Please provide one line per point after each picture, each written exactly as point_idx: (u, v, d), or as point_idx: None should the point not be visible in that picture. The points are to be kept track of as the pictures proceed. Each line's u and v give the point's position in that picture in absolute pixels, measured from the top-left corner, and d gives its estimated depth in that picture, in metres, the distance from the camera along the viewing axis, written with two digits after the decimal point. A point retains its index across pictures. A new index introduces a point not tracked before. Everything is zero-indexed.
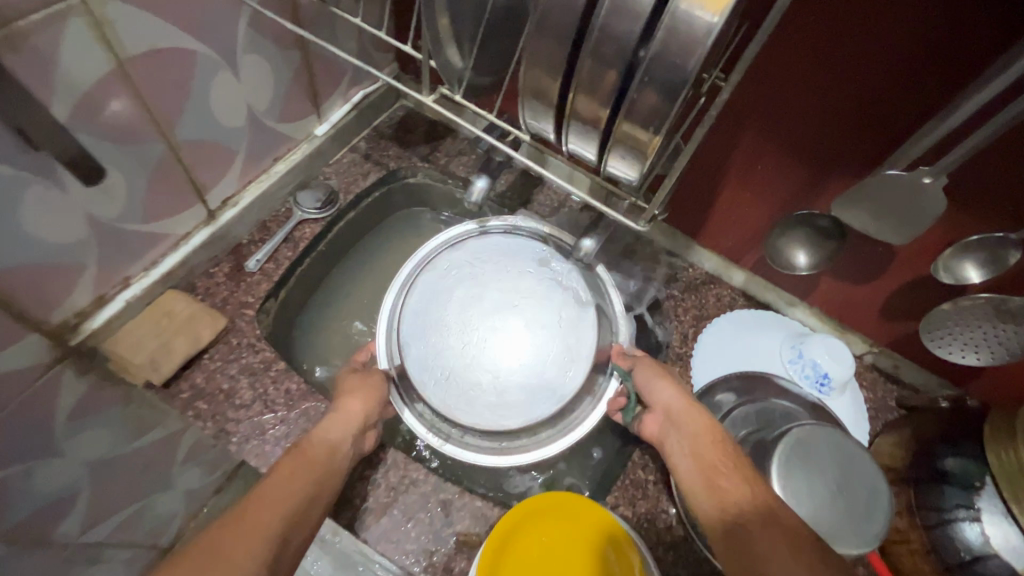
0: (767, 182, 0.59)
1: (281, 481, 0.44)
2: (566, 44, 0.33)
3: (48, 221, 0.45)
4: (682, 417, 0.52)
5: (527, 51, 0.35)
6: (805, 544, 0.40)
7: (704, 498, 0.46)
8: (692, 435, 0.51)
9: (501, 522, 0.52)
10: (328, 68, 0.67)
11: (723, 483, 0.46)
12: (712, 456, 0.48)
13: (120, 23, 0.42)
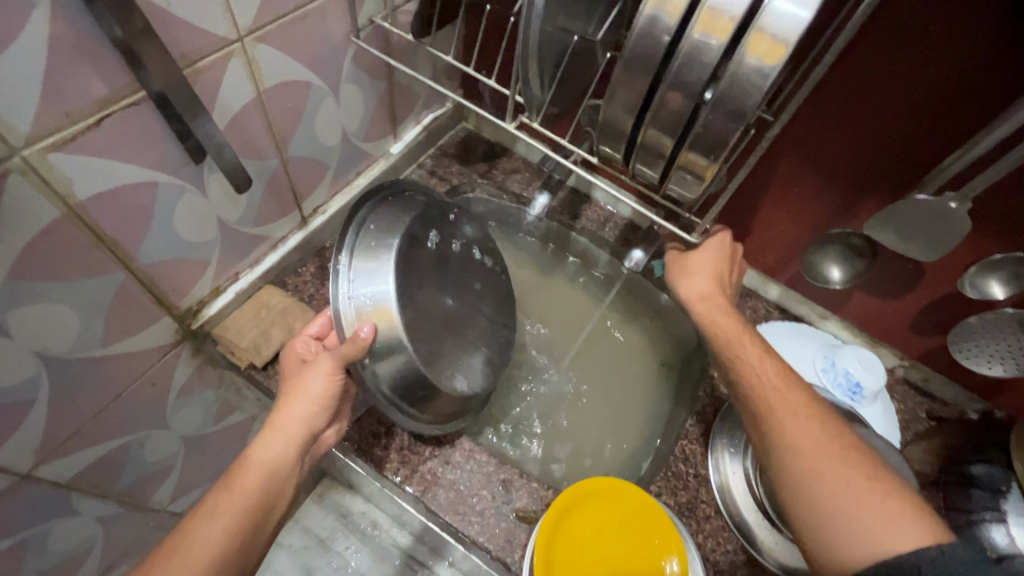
0: (803, 204, 0.65)
1: (209, 523, 0.47)
2: (645, 85, 0.40)
3: (190, 222, 0.53)
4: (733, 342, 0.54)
5: (610, 90, 0.42)
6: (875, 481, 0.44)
7: (781, 448, 0.47)
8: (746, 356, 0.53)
9: (574, 487, 0.60)
10: (407, 94, 0.76)
11: (795, 421, 0.47)
12: (759, 370, 0.52)
13: (263, 61, 0.50)
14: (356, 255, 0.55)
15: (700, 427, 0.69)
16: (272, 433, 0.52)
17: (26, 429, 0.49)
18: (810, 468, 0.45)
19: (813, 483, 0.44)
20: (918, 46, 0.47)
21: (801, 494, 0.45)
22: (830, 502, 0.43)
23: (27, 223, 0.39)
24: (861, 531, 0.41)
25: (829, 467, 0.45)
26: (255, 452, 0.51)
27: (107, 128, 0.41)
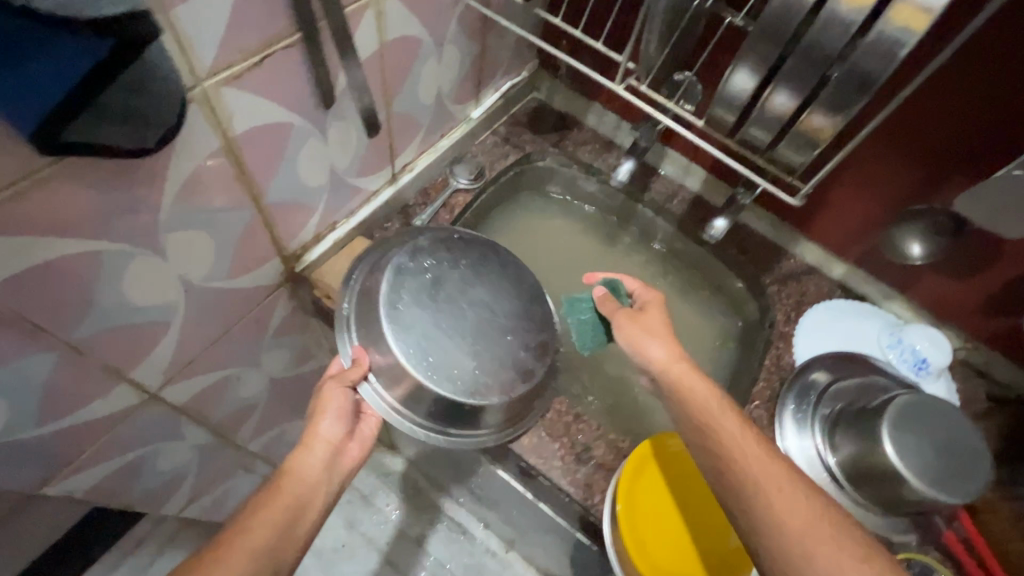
0: (884, 181, 0.67)
1: (252, 527, 0.45)
2: (779, 45, 0.42)
3: (309, 166, 0.56)
4: (689, 380, 0.52)
5: (743, 50, 0.44)
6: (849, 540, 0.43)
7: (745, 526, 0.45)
8: (704, 398, 0.51)
9: (652, 437, 0.62)
10: (493, 59, 0.78)
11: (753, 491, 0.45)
12: (720, 410, 0.50)
13: (392, 15, 0.53)
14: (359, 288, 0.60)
15: (767, 392, 0.72)
16: (308, 450, 0.53)
17: (161, 350, 0.52)
18: (771, 500, 0.45)
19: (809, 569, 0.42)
20: None
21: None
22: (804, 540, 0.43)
23: (195, 152, 0.42)
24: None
25: (785, 499, 0.45)
26: (293, 465, 0.51)
27: (266, 67, 0.43)
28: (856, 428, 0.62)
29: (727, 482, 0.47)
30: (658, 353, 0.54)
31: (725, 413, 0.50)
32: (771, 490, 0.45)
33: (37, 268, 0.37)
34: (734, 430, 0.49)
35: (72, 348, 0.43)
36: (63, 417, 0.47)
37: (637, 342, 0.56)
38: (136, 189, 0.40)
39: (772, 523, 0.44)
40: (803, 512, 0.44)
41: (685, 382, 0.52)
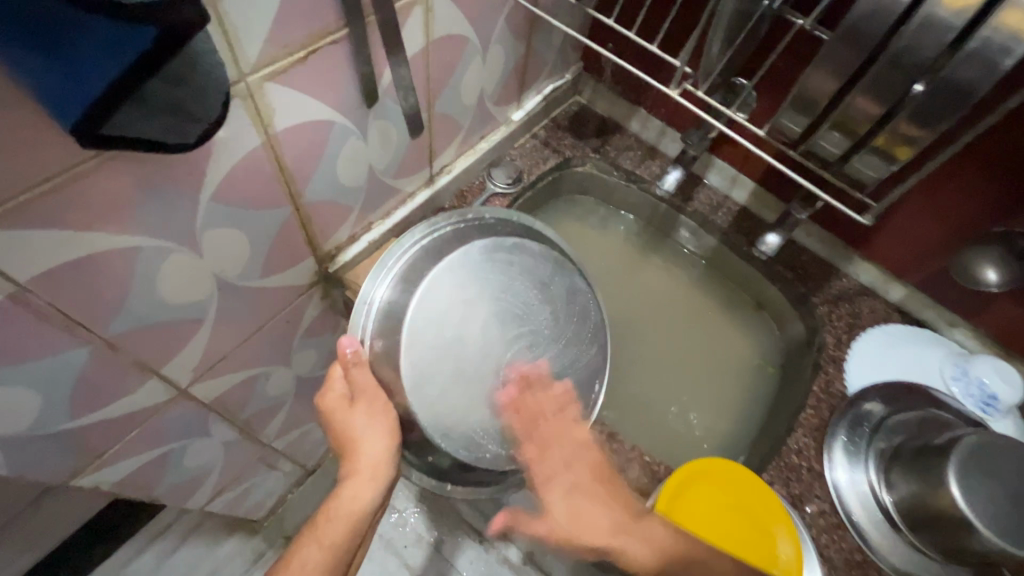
0: (961, 197, 0.61)
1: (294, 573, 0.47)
2: (862, 53, 0.39)
3: (345, 165, 0.54)
4: (551, 507, 0.49)
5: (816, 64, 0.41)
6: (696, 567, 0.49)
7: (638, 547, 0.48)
8: (534, 521, 0.49)
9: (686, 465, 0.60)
10: (537, 61, 0.75)
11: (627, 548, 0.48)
12: (537, 467, 0.51)
13: (438, 12, 0.51)
14: (397, 280, 0.52)
15: (814, 420, 0.66)
16: (353, 476, 0.50)
17: (191, 348, 0.52)
18: (624, 543, 0.48)
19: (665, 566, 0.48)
20: None
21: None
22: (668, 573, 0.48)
23: (234, 150, 0.41)
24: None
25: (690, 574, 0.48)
26: (338, 494, 0.50)
27: (312, 62, 0.42)
28: (915, 467, 0.58)
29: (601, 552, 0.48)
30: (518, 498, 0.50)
31: (561, 505, 0.49)
32: (625, 543, 0.48)
33: (75, 261, 0.36)
34: (605, 520, 0.48)
35: (107, 343, 0.43)
36: (95, 409, 0.46)
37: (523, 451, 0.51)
38: (177, 183, 0.38)
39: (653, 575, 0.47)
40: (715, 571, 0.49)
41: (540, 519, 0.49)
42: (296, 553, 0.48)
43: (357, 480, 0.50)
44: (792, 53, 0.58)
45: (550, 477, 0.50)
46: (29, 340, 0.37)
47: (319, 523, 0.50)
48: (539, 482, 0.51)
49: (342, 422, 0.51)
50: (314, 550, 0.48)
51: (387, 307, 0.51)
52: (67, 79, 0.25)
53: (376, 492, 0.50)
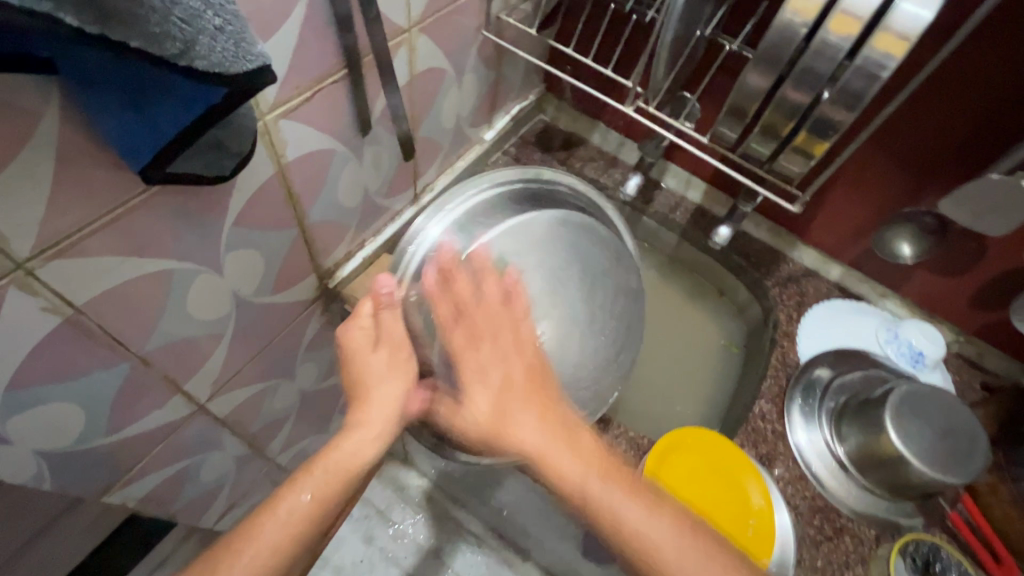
0: (876, 184, 0.71)
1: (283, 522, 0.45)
2: (777, 68, 0.47)
3: (342, 188, 0.60)
4: (557, 459, 0.45)
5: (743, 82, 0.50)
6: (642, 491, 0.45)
7: (603, 485, 0.44)
8: (480, 414, 0.50)
9: (674, 433, 0.67)
10: (505, 85, 0.83)
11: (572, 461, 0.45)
12: (519, 401, 0.49)
13: (420, 50, 0.58)
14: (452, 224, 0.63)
15: (775, 388, 0.75)
16: (360, 429, 0.50)
17: (210, 364, 0.56)
18: (615, 514, 0.43)
19: (613, 502, 0.43)
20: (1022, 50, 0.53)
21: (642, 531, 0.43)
22: (657, 554, 0.42)
23: (252, 181, 0.47)
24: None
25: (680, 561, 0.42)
26: (338, 445, 0.49)
27: (316, 99, 0.48)
28: (860, 419, 0.66)
29: (582, 509, 0.44)
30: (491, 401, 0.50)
31: (540, 430, 0.47)
32: (620, 504, 0.43)
33: (120, 285, 0.41)
34: (588, 476, 0.44)
35: (141, 360, 0.47)
36: (127, 425, 0.50)
37: (496, 399, 0.50)
38: (207, 212, 0.44)
39: (645, 543, 0.42)
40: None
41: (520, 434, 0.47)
42: (278, 502, 0.46)
43: (360, 423, 0.51)
44: (727, 71, 0.67)
45: (503, 383, 0.50)
46: (77, 358, 0.41)
47: (305, 473, 0.48)
48: (497, 420, 0.49)
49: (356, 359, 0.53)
50: (305, 500, 0.46)
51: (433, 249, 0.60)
52: (134, 131, 0.30)
53: (375, 442, 0.51)
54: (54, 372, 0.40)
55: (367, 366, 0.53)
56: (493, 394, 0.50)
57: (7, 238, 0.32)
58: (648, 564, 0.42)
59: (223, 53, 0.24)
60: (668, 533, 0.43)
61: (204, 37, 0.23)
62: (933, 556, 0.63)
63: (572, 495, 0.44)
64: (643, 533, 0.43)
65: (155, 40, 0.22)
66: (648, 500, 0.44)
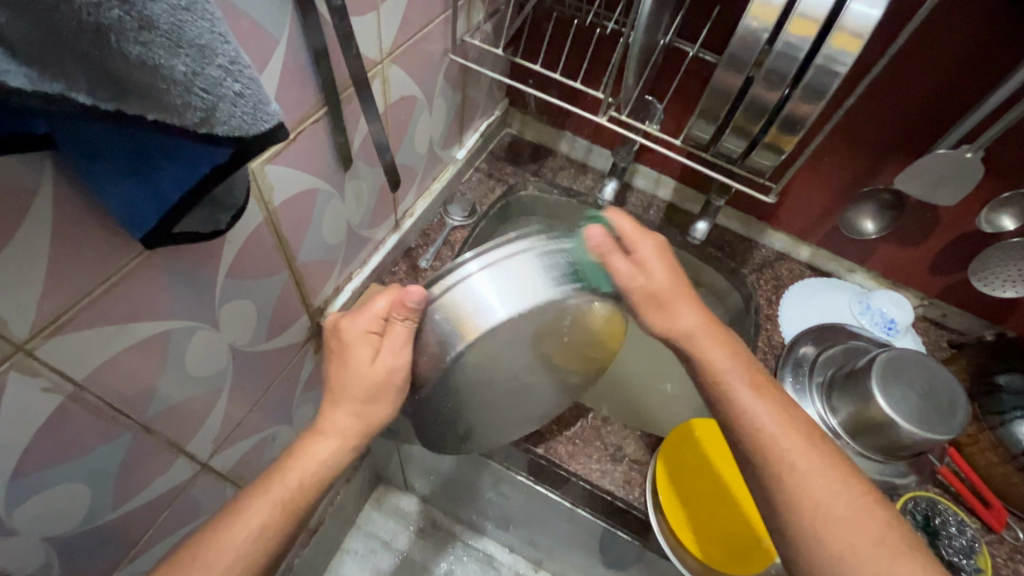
0: (836, 168, 0.75)
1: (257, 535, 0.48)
2: (744, 71, 0.49)
3: (328, 225, 0.59)
4: (704, 350, 0.50)
5: (713, 87, 0.52)
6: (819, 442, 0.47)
7: (747, 393, 0.48)
8: (656, 281, 0.51)
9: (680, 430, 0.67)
10: (472, 104, 0.84)
11: (729, 388, 0.48)
12: (679, 301, 0.51)
13: (393, 81, 0.58)
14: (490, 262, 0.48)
15: (766, 370, 0.79)
16: (327, 437, 0.51)
17: (211, 421, 0.54)
18: (753, 412, 0.47)
19: (765, 425, 0.46)
20: (955, 35, 0.58)
21: (759, 451, 0.46)
22: (785, 454, 0.45)
23: (243, 230, 0.46)
24: (838, 501, 0.43)
25: (802, 475, 0.44)
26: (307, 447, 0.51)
27: (299, 141, 0.48)
28: (848, 389, 0.70)
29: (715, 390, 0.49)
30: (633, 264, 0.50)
31: (710, 344, 0.50)
32: (755, 406, 0.47)
33: (121, 353, 0.39)
34: (738, 376, 0.49)
35: (144, 427, 0.45)
36: (133, 496, 0.48)
37: (642, 292, 0.50)
38: (202, 268, 0.43)
39: (765, 437, 0.46)
40: (850, 543, 0.42)
41: (670, 317, 0.51)
42: (247, 513, 0.48)
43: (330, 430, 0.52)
44: (687, 74, 0.70)
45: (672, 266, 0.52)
46: (79, 436, 0.39)
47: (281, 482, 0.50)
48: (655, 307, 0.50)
49: (349, 357, 0.52)
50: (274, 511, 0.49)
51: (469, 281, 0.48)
52: (134, 198, 0.29)
53: (345, 449, 0.52)
54: (58, 452, 0.39)
55: (387, 376, 0.50)
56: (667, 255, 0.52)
57: (4, 323, 0.31)
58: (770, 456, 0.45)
59: (241, 120, 0.23)
60: (791, 436, 0.46)
61: (223, 105, 0.23)
62: (932, 511, 0.67)
63: (713, 384, 0.49)
64: (772, 427, 0.46)
65: (175, 111, 0.22)
66: (792, 423, 0.47)
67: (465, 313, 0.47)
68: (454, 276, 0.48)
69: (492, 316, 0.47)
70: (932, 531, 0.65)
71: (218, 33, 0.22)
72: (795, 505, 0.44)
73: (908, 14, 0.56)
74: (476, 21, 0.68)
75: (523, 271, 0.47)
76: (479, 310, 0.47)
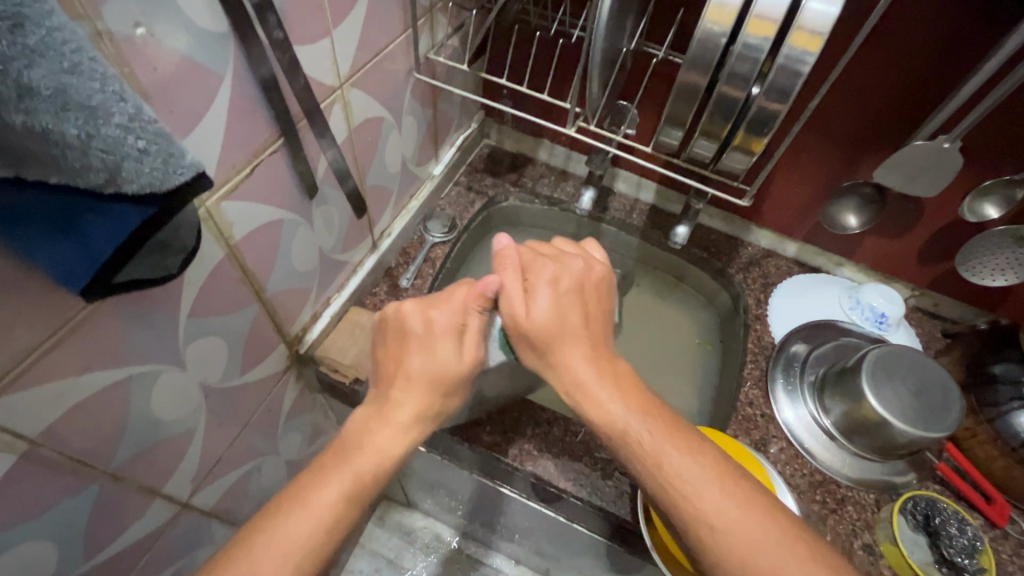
0: (814, 163, 0.74)
1: None
2: (706, 76, 0.49)
3: (298, 254, 0.58)
4: (596, 395, 0.46)
5: (677, 93, 0.51)
6: (728, 473, 0.42)
7: (664, 437, 0.44)
8: (542, 313, 0.49)
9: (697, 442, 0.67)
10: (445, 118, 0.83)
11: (647, 442, 0.44)
12: (569, 343, 0.48)
13: (355, 104, 0.57)
14: (537, 277, 0.52)
15: (757, 372, 0.77)
16: None
17: (186, 460, 0.53)
18: (659, 458, 0.43)
19: (682, 484, 0.42)
20: (922, 26, 0.57)
21: (686, 515, 0.41)
22: (700, 513, 0.41)
23: (203, 268, 0.45)
24: (768, 553, 0.39)
25: (728, 525, 0.40)
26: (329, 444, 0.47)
27: (257, 173, 0.47)
28: (840, 388, 0.68)
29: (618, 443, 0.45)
30: (549, 283, 0.51)
31: (593, 376, 0.47)
32: (664, 447, 0.43)
33: (79, 403, 0.38)
34: (642, 425, 0.44)
35: (111, 476, 0.44)
36: (106, 544, 0.48)
37: (553, 320, 0.49)
38: (160, 312, 0.42)
39: (678, 492, 0.42)
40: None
41: (571, 371, 0.47)
42: None
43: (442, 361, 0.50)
44: (656, 76, 0.69)
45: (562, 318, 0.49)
46: (38, 492, 0.39)
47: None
48: (549, 345, 0.49)
49: None
50: None
51: (508, 291, 0.51)
52: (63, 256, 0.29)
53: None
54: (17, 511, 0.38)
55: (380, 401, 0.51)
56: (552, 293, 0.51)
57: None
58: (693, 519, 0.41)
59: (150, 175, 0.25)
60: (704, 475, 0.42)
61: (128, 161, 0.25)
62: (931, 510, 0.65)
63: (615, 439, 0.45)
64: (696, 486, 0.41)
65: (79, 173, 0.24)
66: (698, 454, 0.43)
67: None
68: (496, 283, 0.52)
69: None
70: (931, 532, 0.64)
71: (110, 92, 0.23)
72: (722, 563, 0.40)
73: (874, 6, 0.55)
74: (440, 37, 0.68)
75: (562, 292, 0.52)
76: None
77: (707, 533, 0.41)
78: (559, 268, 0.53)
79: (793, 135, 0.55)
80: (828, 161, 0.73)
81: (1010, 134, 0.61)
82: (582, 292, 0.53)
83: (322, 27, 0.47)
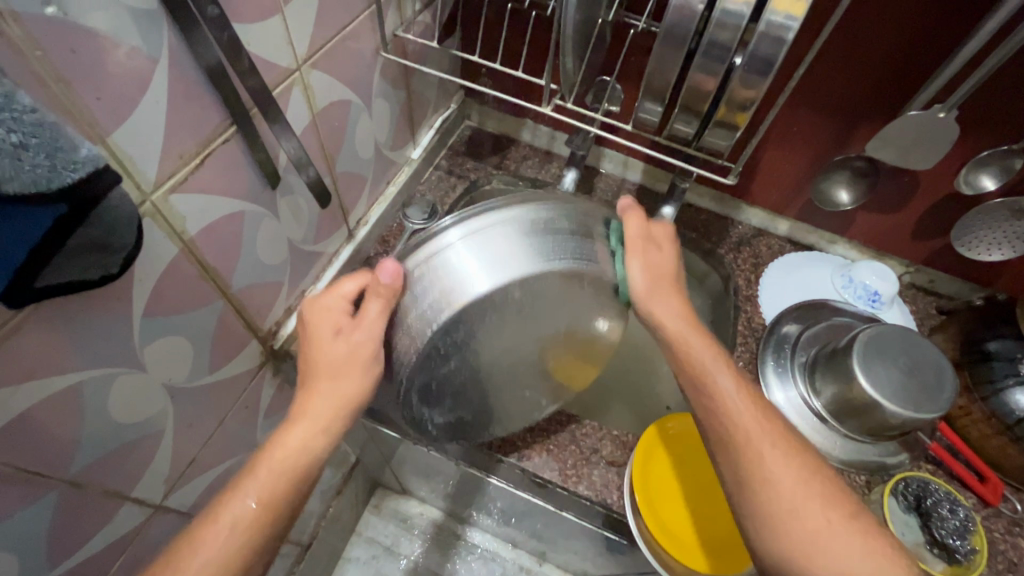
0: (804, 138, 0.71)
1: None
2: (684, 47, 0.46)
3: (264, 247, 0.56)
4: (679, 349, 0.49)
5: (654, 66, 0.48)
6: (792, 439, 0.47)
7: (729, 389, 0.48)
8: (645, 267, 0.52)
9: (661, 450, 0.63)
10: (421, 99, 0.79)
11: (720, 390, 0.48)
12: (666, 291, 0.51)
13: (317, 87, 0.54)
14: (472, 230, 0.49)
15: (747, 354, 0.76)
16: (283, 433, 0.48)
17: (156, 462, 0.52)
18: (730, 405, 0.47)
19: (748, 434, 0.46)
20: None
21: (740, 455, 0.45)
22: (756, 455, 0.45)
23: (154, 266, 0.43)
24: (808, 507, 0.43)
25: (777, 469, 0.44)
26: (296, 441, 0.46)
27: (209, 164, 0.44)
28: (829, 370, 0.66)
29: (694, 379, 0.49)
30: (642, 231, 0.53)
31: (682, 334, 0.50)
32: (729, 395, 0.48)
33: (24, 413, 0.37)
34: (720, 373, 0.49)
35: (71, 484, 0.43)
36: (73, 551, 0.47)
37: (649, 270, 0.52)
38: (109, 314, 0.40)
39: (744, 435, 0.46)
40: (826, 524, 0.42)
41: (655, 310, 0.51)
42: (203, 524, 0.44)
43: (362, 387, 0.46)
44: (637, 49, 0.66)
45: (659, 264, 0.52)
46: None
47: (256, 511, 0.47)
48: (654, 289, 0.51)
49: None
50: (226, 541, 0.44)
51: (448, 255, 0.49)
52: None
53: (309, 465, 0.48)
54: None
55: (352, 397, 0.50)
56: (669, 249, 0.54)
57: None
58: (749, 459, 0.45)
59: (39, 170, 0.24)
60: (771, 441, 0.45)
61: (5, 160, 0.23)
62: (923, 491, 0.64)
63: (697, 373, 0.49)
64: (755, 434, 0.46)
65: None
66: (765, 416, 0.47)
67: (444, 289, 0.48)
68: (435, 244, 0.49)
69: (472, 289, 0.48)
70: (922, 513, 0.63)
71: None
72: (765, 500, 0.44)
73: None
74: (409, 14, 0.64)
75: (510, 244, 0.49)
76: (462, 283, 0.48)
77: (754, 478, 0.44)
78: (486, 220, 0.50)
79: (778, 109, 0.52)
80: (819, 135, 0.70)
81: (1009, 101, 0.58)
82: (531, 238, 0.50)
83: (271, 4, 0.44)
